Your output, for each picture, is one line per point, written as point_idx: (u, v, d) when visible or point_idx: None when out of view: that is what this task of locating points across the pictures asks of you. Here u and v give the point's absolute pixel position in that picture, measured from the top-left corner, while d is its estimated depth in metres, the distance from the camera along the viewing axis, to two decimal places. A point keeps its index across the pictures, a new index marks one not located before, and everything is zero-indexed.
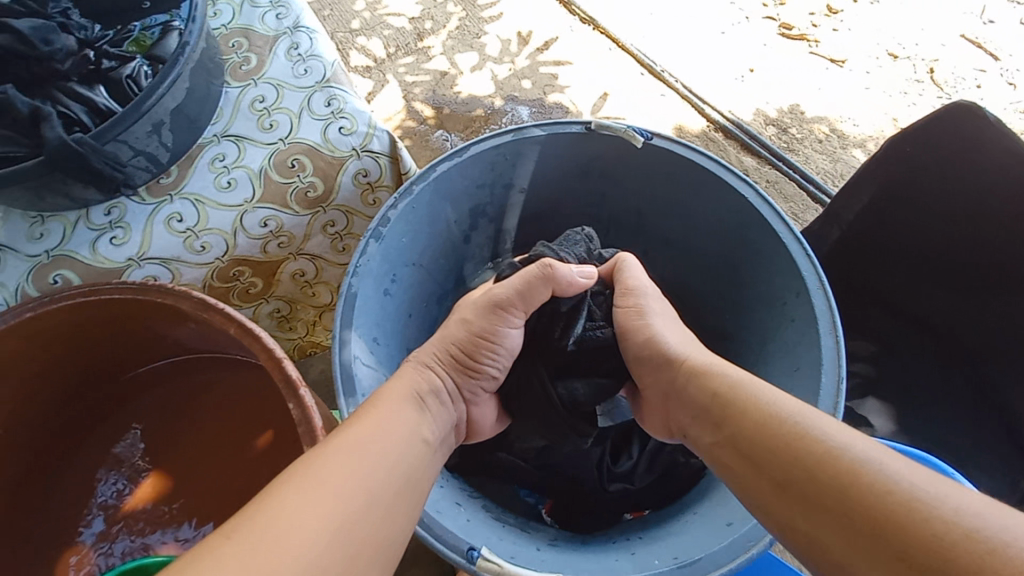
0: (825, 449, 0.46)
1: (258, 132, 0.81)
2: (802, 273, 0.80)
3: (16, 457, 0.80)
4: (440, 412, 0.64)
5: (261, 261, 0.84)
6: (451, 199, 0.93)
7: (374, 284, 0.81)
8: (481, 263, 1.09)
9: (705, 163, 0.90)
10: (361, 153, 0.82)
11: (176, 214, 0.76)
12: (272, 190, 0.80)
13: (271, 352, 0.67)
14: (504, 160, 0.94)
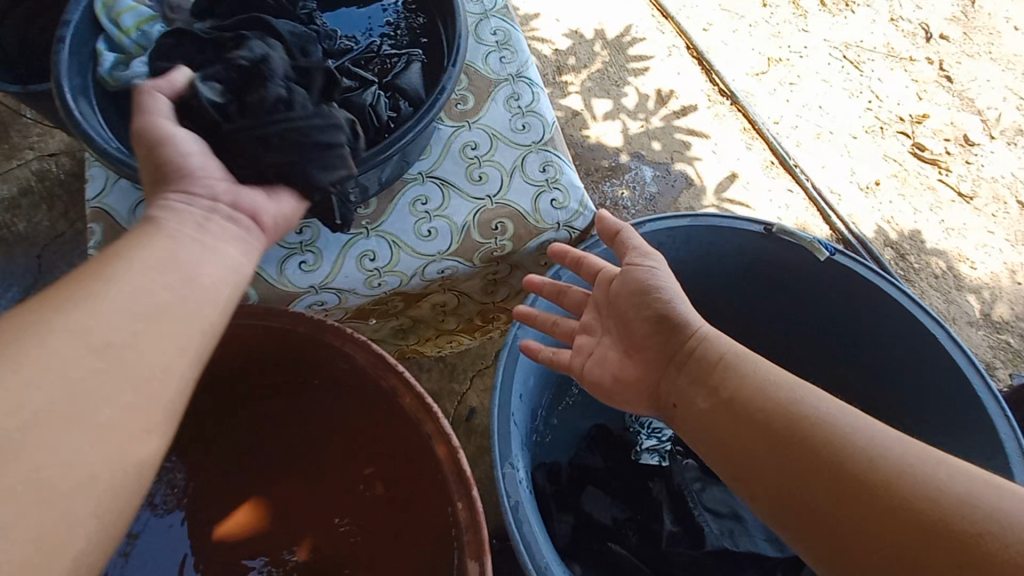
0: (853, 444, 0.48)
1: (467, 181, 0.76)
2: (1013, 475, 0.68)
3: None
4: (182, 209, 0.51)
5: (416, 292, 0.81)
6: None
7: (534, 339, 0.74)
8: None
9: (909, 309, 0.79)
10: (562, 227, 0.77)
11: (370, 252, 0.72)
12: (468, 246, 0.75)
13: (448, 439, 0.62)
14: (672, 242, 0.84)
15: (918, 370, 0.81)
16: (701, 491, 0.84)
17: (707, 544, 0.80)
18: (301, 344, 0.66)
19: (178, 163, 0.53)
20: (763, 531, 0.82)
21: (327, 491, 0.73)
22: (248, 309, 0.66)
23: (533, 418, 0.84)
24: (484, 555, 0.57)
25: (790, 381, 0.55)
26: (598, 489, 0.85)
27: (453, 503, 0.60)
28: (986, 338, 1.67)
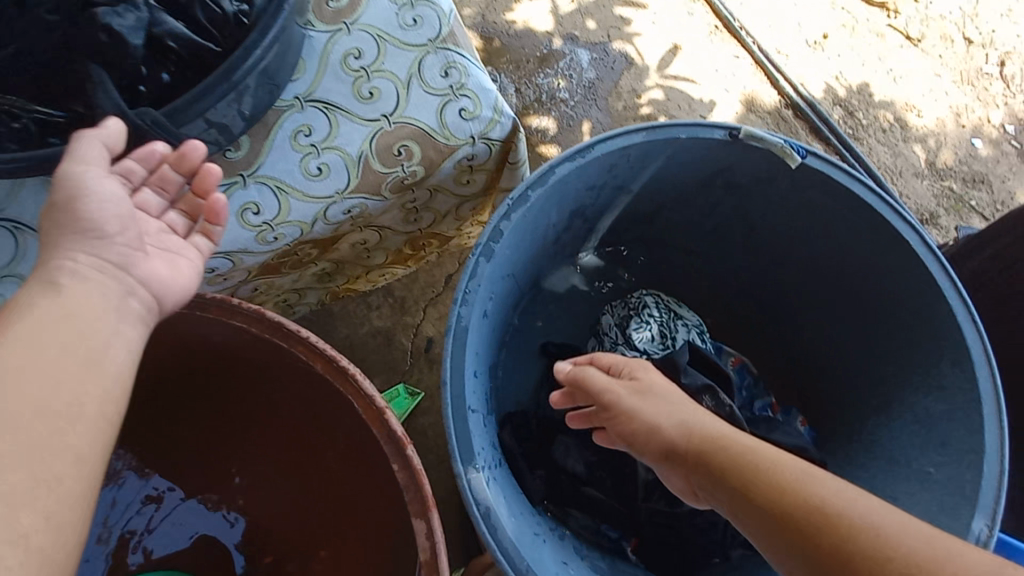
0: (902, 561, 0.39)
1: (355, 100, 0.63)
2: (968, 343, 0.67)
3: None
4: (75, 275, 0.44)
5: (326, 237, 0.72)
6: (557, 200, 0.76)
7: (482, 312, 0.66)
8: (562, 260, 0.93)
9: (865, 193, 0.73)
10: (479, 141, 0.66)
11: (252, 204, 0.61)
12: (369, 181, 0.64)
13: (372, 402, 0.55)
14: (625, 162, 0.77)
15: (869, 248, 0.77)
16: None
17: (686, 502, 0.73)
18: (193, 328, 0.57)
19: (88, 224, 0.45)
20: None
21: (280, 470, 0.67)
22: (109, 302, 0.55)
23: (491, 372, 0.80)
24: (429, 512, 0.53)
25: (788, 478, 0.47)
26: (570, 436, 0.83)
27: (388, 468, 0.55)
28: (931, 188, 1.66)
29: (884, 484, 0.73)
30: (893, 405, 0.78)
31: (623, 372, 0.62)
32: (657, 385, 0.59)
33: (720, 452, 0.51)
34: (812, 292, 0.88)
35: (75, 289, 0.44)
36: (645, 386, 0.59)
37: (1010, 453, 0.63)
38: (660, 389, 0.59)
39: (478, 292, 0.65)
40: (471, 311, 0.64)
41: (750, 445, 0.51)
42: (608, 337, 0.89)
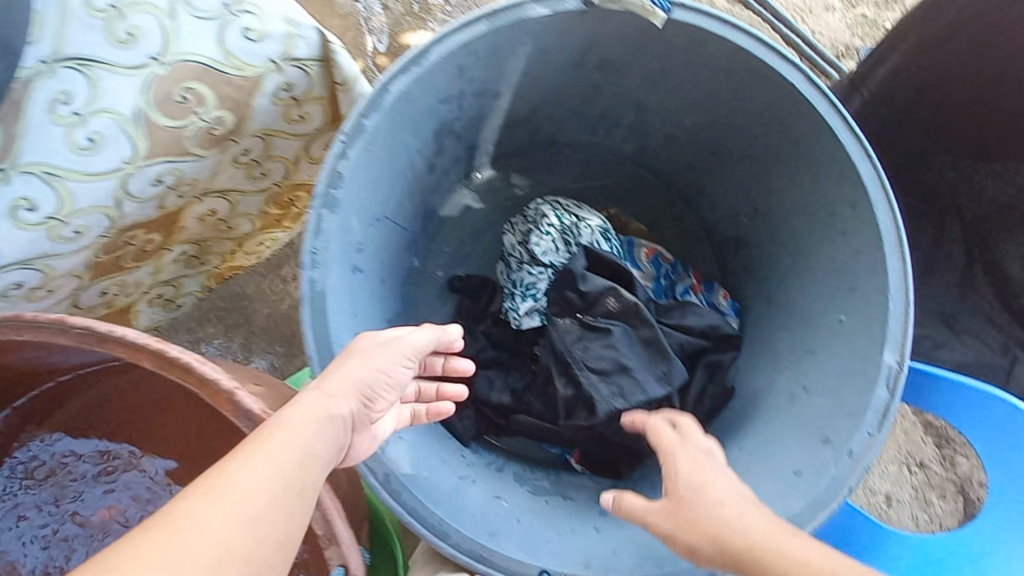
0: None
1: (114, 47, 0.52)
2: (861, 179, 0.61)
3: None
4: (334, 420, 0.47)
5: (157, 218, 0.68)
6: (410, 123, 0.63)
7: (341, 271, 0.57)
8: (449, 186, 0.83)
9: (745, 41, 0.62)
10: (282, 64, 0.60)
11: (25, 200, 0.52)
12: (162, 139, 0.57)
13: (216, 385, 0.49)
14: (477, 60, 0.63)
15: (750, 98, 0.68)
16: (584, 352, 0.64)
17: (599, 412, 0.62)
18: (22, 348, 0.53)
19: (381, 390, 0.51)
20: (650, 369, 0.64)
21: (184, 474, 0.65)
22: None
23: (389, 323, 0.73)
24: None
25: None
26: (491, 368, 0.77)
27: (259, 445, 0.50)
28: (844, 19, 1.57)
29: (800, 340, 0.70)
30: (805, 258, 0.71)
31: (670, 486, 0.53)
32: (695, 495, 0.49)
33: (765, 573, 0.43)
34: (710, 159, 0.80)
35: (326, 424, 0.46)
36: (684, 509, 0.49)
37: (912, 284, 0.59)
38: (702, 496, 0.49)
39: (332, 251, 0.55)
40: (326, 274, 0.54)
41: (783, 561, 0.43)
42: (513, 258, 0.80)
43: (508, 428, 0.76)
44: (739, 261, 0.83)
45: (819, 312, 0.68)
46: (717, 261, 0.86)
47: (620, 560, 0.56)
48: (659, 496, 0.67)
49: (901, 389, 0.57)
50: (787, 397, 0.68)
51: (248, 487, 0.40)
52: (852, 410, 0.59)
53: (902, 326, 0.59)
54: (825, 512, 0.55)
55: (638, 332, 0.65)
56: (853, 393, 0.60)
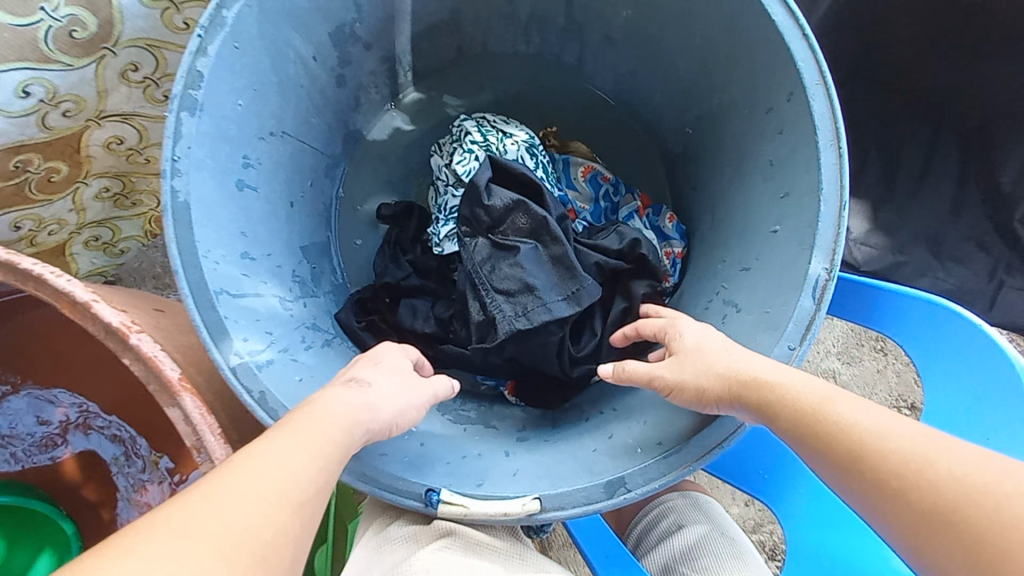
0: (907, 459, 0.38)
1: None
2: (796, 64, 0.54)
3: None
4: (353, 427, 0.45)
5: (49, 140, 0.64)
6: (287, 20, 0.58)
7: (211, 182, 0.53)
8: (372, 104, 0.77)
9: None
10: None
11: None
12: (12, 41, 0.54)
13: (70, 298, 0.47)
14: None
15: None
16: (490, 272, 0.58)
17: (499, 332, 0.56)
18: None
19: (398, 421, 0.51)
20: (557, 285, 0.57)
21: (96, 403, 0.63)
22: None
23: (303, 249, 0.69)
24: (178, 396, 0.46)
25: (810, 402, 0.43)
26: (418, 296, 0.72)
27: (122, 357, 0.47)
28: None
29: (738, 257, 0.63)
30: (747, 166, 0.63)
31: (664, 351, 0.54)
32: (695, 347, 0.50)
33: (761, 399, 0.45)
34: (651, 64, 0.72)
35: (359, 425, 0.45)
36: (685, 360, 0.50)
37: (847, 182, 0.52)
38: (701, 348, 0.50)
39: (196, 158, 0.51)
40: (187, 182, 0.50)
41: (782, 391, 0.44)
42: (440, 182, 0.75)
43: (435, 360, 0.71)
44: (686, 179, 0.76)
45: (755, 224, 0.61)
46: (667, 181, 0.79)
47: (514, 480, 0.51)
48: (581, 424, 0.62)
49: (829, 299, 0.51)
50: (719, 319, 0.62)
51: (276, 470, 0.38)
52: (775, 324, 0.53)
53: (836, 231, 0.52)
54: (737, 433, 0.48)
55: (549, 250, 0.58)
56: (778, 306, 0.54)
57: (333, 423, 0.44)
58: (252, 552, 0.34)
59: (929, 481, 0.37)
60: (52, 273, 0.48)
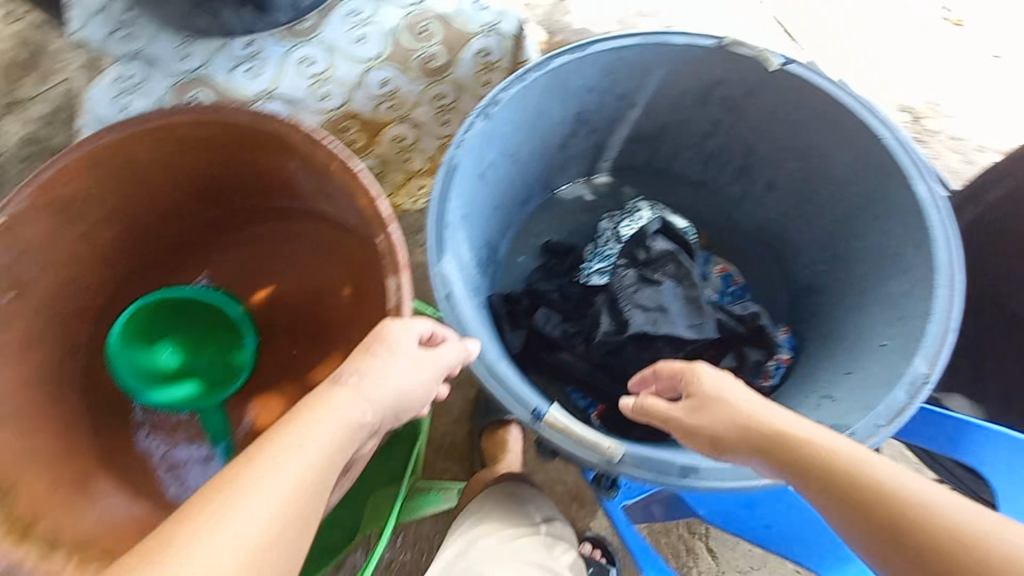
0: (940, 518, 0.43)
1: None
2: (928, 226, 0.67)
3: (165, 232, 0.91)
4: (362, 415, 0.53)
5: (369, 119, 0.92)
6: (559, 95, 0.85)
7: (472, 163, 0.76)
8: (572, 174, 1.02)
9: (848, 101, 0.75)
10: (488, 31, 0.87)
11: (309, 58, 0.82)
12: (398, 53, 0.85)
13: (368, 191, 0.71)
14: (624, 67, 0.84)
15: (848, 153, 0.78)
16: (635, 291, 0.73)
17: (629, 329, 0.69)
18: (259, 143, 0.79)
19: (411, 398, 0.58)
20: (688, 315, 0.71)
21: (317, 289, 0.93)
22: (162, 111, 0.77)
23: (490, 243, 0.90)
24: (400, 271, 0.66)
25: (839, 456, 0.48)
26: (551, 309, 0.88)
27: (376, 235, 0.69)
28: None
29: (843, 366, 0.72)
30: (868, 300, 0.75)
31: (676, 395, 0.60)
32: (716, 397, 0.55)
33: (785, 454, 0.50)
34: (803, 211, 0.88)
35: (355, 427, 0.52)
36: (704, 405, 0.56)
37: (958, 313, 0.62)
38: (720, 399, 0.56)
39: (473, 143, 0.75)
40: (464, 154, 0.74)
41: (809, 446, 0.50)
42: (602, 238, 0.94)
43: (549, 364, 0.86)
44: (807, 307, 0.88)
45: (864, 342, 0.71)
46: (789, 305, 0.92)
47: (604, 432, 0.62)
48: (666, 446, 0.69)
49: (921, 399, 0.58)
50: (813, 406, 0.69)
51: (274, 496, 0.45)
52: (867, 405, 0.61)
53: (938, 349, 0.61)
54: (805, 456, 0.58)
55: (688, 291, 0.72)
56: (874, 396, 0.62)
57: (337, 428, 0.51)
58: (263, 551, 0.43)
59: (953, 539, 0.42)
60: (364, 175, 0.72)
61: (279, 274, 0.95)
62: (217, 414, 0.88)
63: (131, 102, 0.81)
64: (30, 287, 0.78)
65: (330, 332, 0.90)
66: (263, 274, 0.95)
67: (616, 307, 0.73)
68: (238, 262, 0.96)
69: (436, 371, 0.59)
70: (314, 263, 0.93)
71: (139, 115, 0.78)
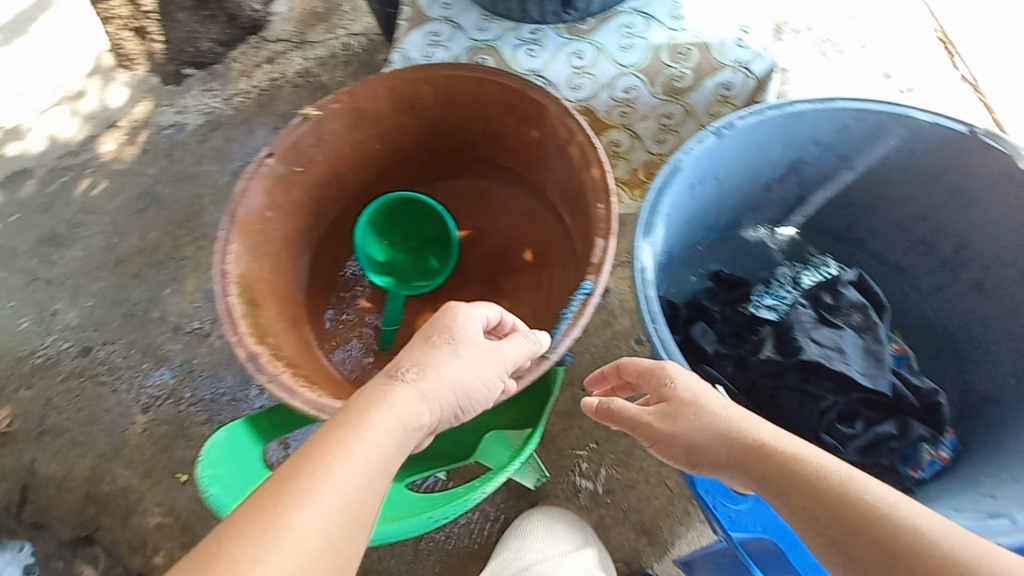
0: (852, 499, 0.57)
1: (666, 20, 0.98)
2: None
3: (411, 160, 1.13)
4: (426, 410, 0.69)
5: (600, 119, 1.03)
6: (785, 140, 0.91)
7: (692, 171, 0.85)
8: (763, 219, 1.06)
9: None
10: (739, 67, 0.97)
11: (579, 53, 0.98)
12: (653, 67, 0.98)
13: (602, 164, 0.82)
14: (860, 129, 0.88)
15: None
16: (813, 328, 0.81)
17: (803, 356, 0.79)
18: (517, 105, 0.95)
19: (471, 393, 0.74)
20: (860, 363, 0.79)
21: (515, 243, 1.10)
22: (452, 65, 0.99)
23: (672, 251, 0.97)
24: (609, 235, 0.77)
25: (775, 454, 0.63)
26: (710, 327, 0.92)
27: (599, 202, 0.80)
28: None
29: (1017, 471, 0.70)
30: None
31: (653, 400, 0.76)
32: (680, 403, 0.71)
33: (737, 451, 0.66)
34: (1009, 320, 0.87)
35: (418, 421, 0.67)
36: (676, 408, 0.72)
37: None
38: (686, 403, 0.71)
39: (698, 151, 0.84)
40: (688, 159, 0.83)
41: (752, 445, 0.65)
42: (778, 282, 0.98)
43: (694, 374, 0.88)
44: (986, 417, 0.86)
45: None
46: (964, 411, 0.90)
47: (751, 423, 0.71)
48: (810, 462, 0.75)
49: None
50: (971, 498, 0.70)
51: (349, 478, 0.58)
52: None
53: None
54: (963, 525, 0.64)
55: (864, 343, 0.81)
56: None
57: (397, 426, 0.65)
58: (351, 517, 0.57)
59: (861, 514, 0.56)
60: (600, 151, 0.84)
61: (484, 223, 1.13)
62: (399, 301, 1.04)
63: (433, 53, 1.03)
64: (314, 166, 1.02)
65: (520, 282, 1.07)
66: (469, 218, 1.13)
67: (791, 336, 0.81)
68: (452, 203, 1.15)
69: (490, 372, 0.76)
70: (516, 220, 1.10)
71: (438, 62, 0.99)
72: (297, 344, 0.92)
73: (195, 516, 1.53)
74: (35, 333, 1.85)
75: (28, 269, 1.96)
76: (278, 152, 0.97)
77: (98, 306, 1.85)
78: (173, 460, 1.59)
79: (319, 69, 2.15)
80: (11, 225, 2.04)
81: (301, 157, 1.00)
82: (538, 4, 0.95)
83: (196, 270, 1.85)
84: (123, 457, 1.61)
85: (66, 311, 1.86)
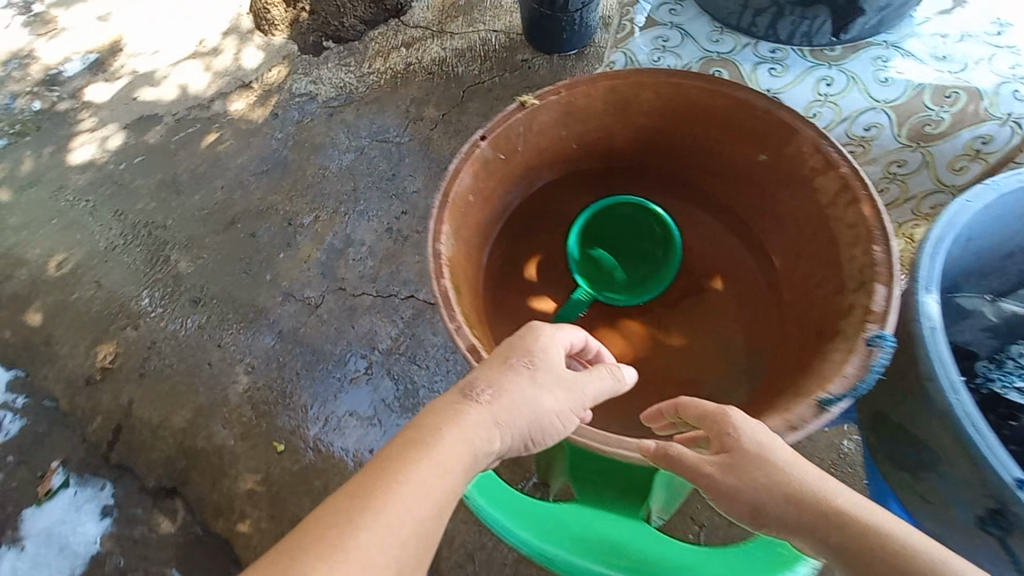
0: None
1: (931, 64, 1.05)
2: None
3: (600, 165, 1.05)
4: (495, 437, 0.64)
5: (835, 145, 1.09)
6: None
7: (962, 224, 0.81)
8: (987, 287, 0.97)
9: None
10: (1007, 121, 1.01)
11: (830, 79, 1.06)
12: (913, 104, 1.03)
13: (876, 201, 0.75)
14: None
15: None
16: None
17: None
18: (754, 124, 0.88)
19: (547, 427, 0.69)
20: None
21: (706, 269, 1.00)
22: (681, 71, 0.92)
23: None
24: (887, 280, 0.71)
25: (847, 523, 0.57)
26: None
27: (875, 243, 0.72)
28: None
29: None
30: None
31: (715, 449, 0.68)
32: (741, 454, 0.65)
33: (805, 516, 0.60)
34: None
35: (487, 447, 0.63)
36: (740, 459, 0.65)
37: None
38: (751, 453, 0.65)
39: (976, 205, 0.80)
40: (966, 211, 0.79)
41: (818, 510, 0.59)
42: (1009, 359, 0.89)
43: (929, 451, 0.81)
44: None
45: None
46: None
47: None
48: None
49: None
50: None
51: (412, 498, 0.56)
52: None
53: None
54: None
55: None
56: None
57: (464, 451, 0.61)
58: (405, 541, 0.54)
59: None
60: (869, 184, 0.76)
61: None
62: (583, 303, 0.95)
63: (663, 58, 1.12)
64: (514, 156, 0.97)
65: (711, 314, 0.97)
66: None
67: None
68: None
69: (567, 406, 0.71)
70: (706, 247, 1.01)
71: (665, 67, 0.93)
72: (486, 340, 0.85)
73: (286, 489, 1.49)
74: (146, 276, 1.86)
75: (147, 212, 1.99)
76: (490, 137, 0.91)
77: (212, 259, 1.85)
78: (271, 427, 1.56)
79: (455, 59, 2.13)
80: (137, 167, 2.08)
81: (506, 144, 0.94)
82: (789, 24, 1.02)
83: (312, 240, 1.83)
84: (222, 415, 1.59)
85: (179, 259, 1.88)
